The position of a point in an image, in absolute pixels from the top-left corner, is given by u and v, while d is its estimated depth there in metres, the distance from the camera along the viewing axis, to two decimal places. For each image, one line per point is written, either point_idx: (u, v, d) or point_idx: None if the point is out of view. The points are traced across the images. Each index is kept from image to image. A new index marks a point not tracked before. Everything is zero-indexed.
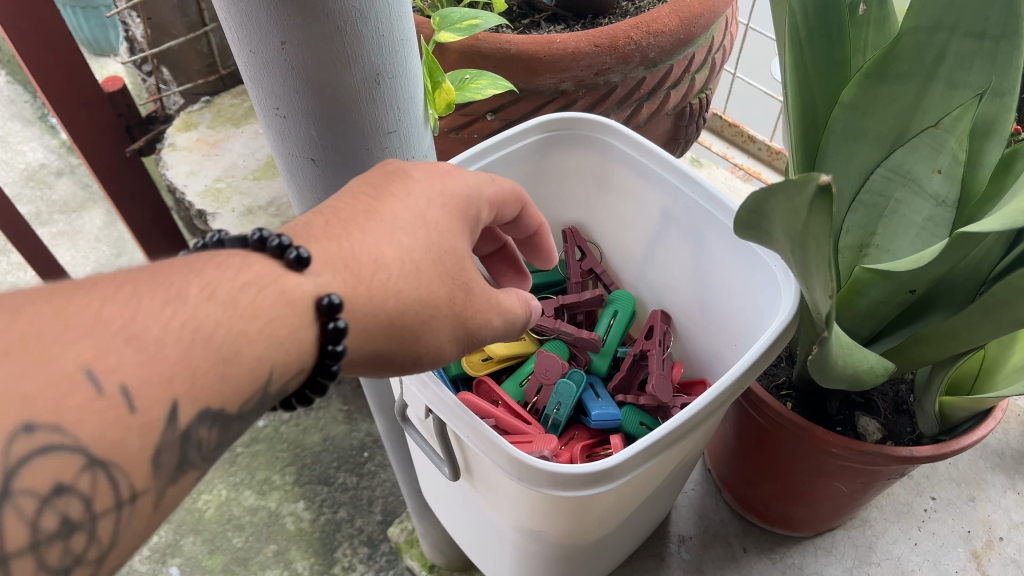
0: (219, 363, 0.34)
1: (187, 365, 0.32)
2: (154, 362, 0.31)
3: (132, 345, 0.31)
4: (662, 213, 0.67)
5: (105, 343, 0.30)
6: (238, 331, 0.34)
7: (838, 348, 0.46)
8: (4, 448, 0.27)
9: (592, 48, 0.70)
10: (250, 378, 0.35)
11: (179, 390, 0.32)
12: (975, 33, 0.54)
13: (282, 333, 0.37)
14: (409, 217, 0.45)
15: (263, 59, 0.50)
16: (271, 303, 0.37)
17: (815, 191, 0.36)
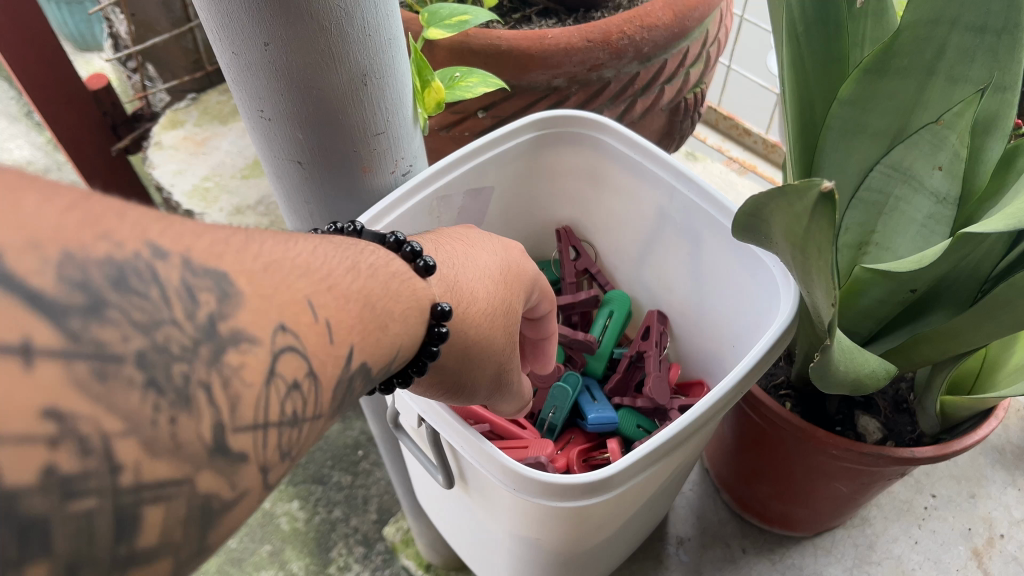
0: (369, 324, 0.35)
1: (357, 317, 0.34)
2: (338, 307, 0.33)
3: (325, 295, 0.33)
4: (658, 212, 0.66)
5: (313, 287, 0.32)
6: (379, 301, 0.37)
7: (840, 354, 0.45)
8: (267, 338, 0.29)
9: (584, 43, 0.68)
10: (386, 347, 0.37)
11: (355, 335, 0.34)
12: (976, 27, 0.53)
13: (416, 319, 0.40)
14: (495, 271, 0.49)
15: (246, 60, 0.49)
16: (407, 294, 0.39)
17: (817, 197, 0.34)
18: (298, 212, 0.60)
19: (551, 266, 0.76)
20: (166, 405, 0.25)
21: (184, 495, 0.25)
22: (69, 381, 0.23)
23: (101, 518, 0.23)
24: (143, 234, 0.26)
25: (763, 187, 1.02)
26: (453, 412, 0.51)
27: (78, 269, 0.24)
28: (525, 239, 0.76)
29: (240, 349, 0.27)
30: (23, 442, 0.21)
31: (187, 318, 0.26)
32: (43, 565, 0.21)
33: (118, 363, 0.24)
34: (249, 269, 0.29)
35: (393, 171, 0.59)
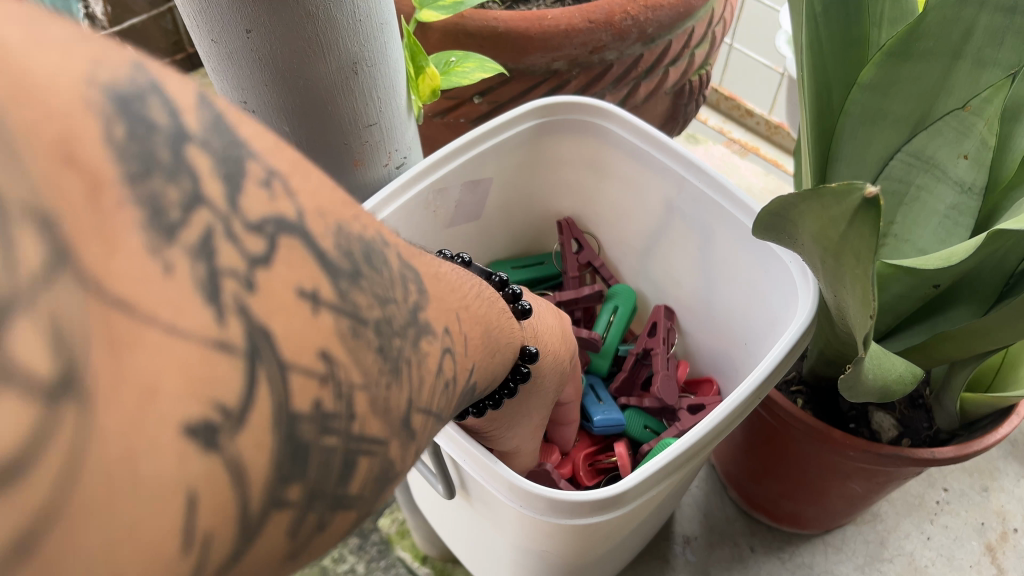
0: (483, 341, 0.35)
1: (475, 330, 0.33)
2: (468, 311, 0.33)
3: (459, 308, 0.32)
4: (666, 203, 0.63)
5: (452, 294, 0.32)
6: (494, 328, 0.37)
7: (868, 361, 0.42)
8: (441, 331, 0.29)
9: (586, 24, 0.65)
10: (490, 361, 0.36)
11: (474, 341, 0.33)
12: (1005, 8, 0.50)
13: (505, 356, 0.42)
14: (554, 330, 0.52)
15: (226, 48, 0.45)
16: (510, 328, 0.42)
17: (860, 203, 0.31)
18: None
19: (551, 259, 0.73)
20: (387, 371, 0.25)
21: (382, 455, 0.24)
22: (338, 332, 0.23)
23: (338, 457, 0.22)
24: (377, 225, 0.27)
25: (766, 169, 0.99)
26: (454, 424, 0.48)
27: (347, 240, 0.24)
28: (525, 230, 0.72)
29: (427, 342, 0.27)
30: (305, 375, 0.22)
31: (405, 299, 0.26)
32: (298, 487, 0.21)
33: (365, 325, 0.24)
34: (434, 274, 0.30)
35: (386, 163, 0.56)
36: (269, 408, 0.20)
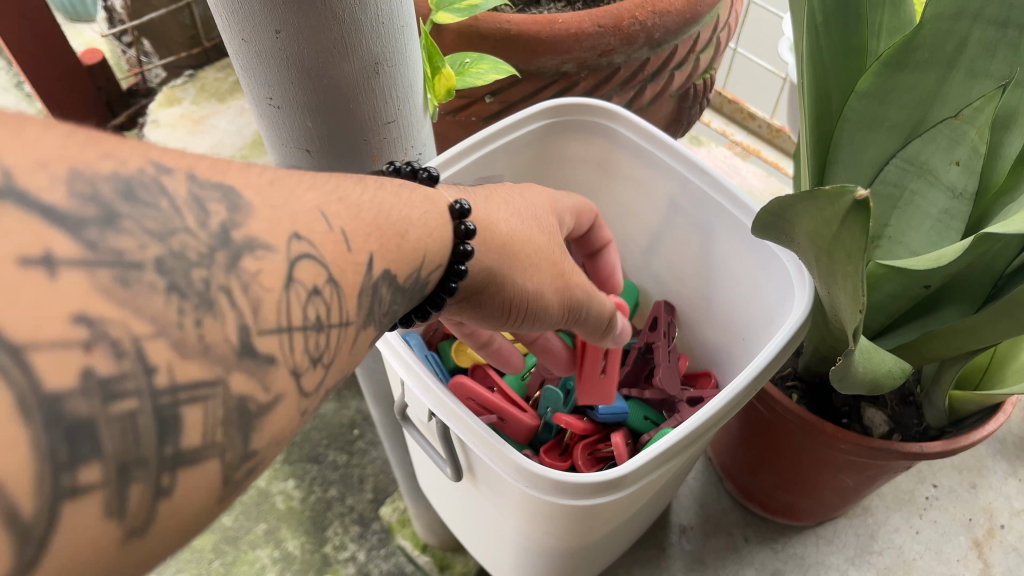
0: (383, 230, 0.34)
1: (370, 224, 0.33)
2: (350, 217, 0.32)
3: (343, 215, 0.32)
4: (669, 202, 0.66)
5: (323, 199, 0.31)
6: (387, 203, 0.36)
7: (858, 354, 0.44)
8: (283, 246, 0.27)
9: (595, 28, 0.67)
10: (403, 250, 0.35)
11: (364, 236, 0.32)
12: (998, 22, 0.52)
13: (439, 239, 0.39)
14: (507, 194, 0.49)
15: (256, 47, 0.48)
16: (419, 203, 0.39)
17: (852, 204, 0.33)
18: None
19: None
20: (190, 308, 0.23)
21: (219, 396, 0.24)
22: (97, 289, 0.21)
23: (143, 418, 0.21)
24: (145, 153, 0.25)
25: (767, 172, 1.01)
26: (463, 407, 0.50)
27: (88, 184, 0.22)
28: None
29: (256, 256, 0.26)
30: (60, 349, 0.20)
31: (201, 226, 0.25)
32: (95, 467, 0.20)
33: (139, 269, 0.22)
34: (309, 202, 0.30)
35: (402, 159, 0.58)
36: (15, 400, 0.19)
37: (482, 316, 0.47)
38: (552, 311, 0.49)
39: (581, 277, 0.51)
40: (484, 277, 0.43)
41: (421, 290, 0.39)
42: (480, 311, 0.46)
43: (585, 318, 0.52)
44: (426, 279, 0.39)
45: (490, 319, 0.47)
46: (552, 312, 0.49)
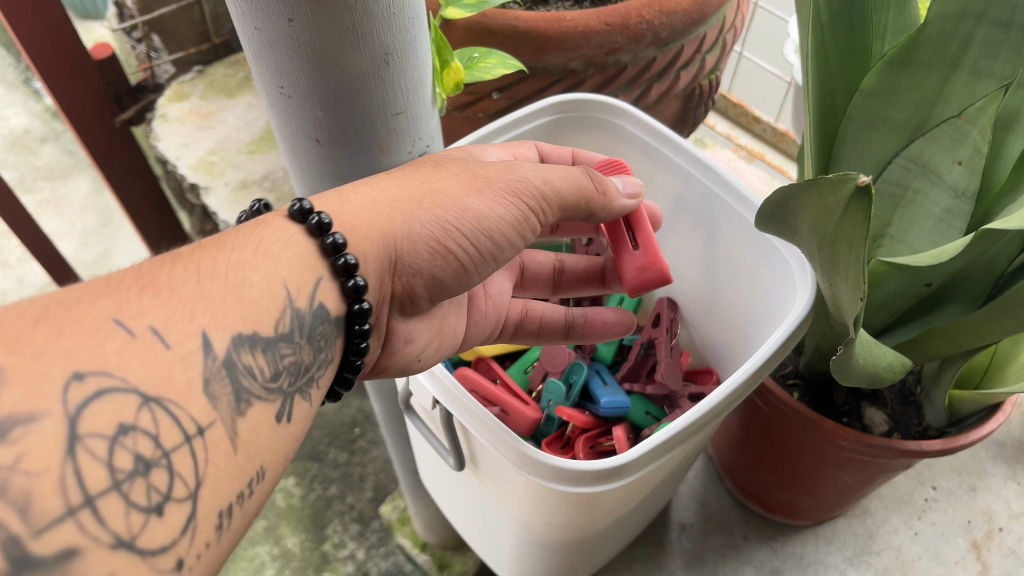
0: (212, 295, 0.36)
1: (186, 297, 0.35)
2: (163, 307, 0.33)
3: (153, 307, 0.33)
4: (673, 198, 0.66)
5: (113, 301, 0.32)
6: (215, 264, 0.37)
7: (859, 345, 0.45)
8: (57, 406, 0.28)
9: (603, 27, 0.68)
10: (250, 307, 0.37)
11: (188, 313, 0.34)
12: (1002, 23, 0.52)
13: (306, 269, 0.42)
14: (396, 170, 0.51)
15: (269, 35, 0.48)
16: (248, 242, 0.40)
17: (854, 190, 0.34)
18: (313, 188, 0.60)
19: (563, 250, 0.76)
20: None
21: None
22: None
23: None
24: None
25: (771, 175, 1.02)
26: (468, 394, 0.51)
27: None
28: None
29: (18, 436, 0.27)
30: None
31: None
32: None
33: None
34: (119, 306, 0.32)
35: (410, 150, 0.59)
36: None
37: (427, 277, 0.49)
38: (495, 215, 0.49)
39: (518, 171, 0.51)
40: (391, 246, 0.46)
41: (321, 315, 0.42)
42: (423, 274, 0.49)
43: (553, 200, 0.51)
44: (312, 309, 0.41)
45: (440, 272, 0.49)
46: (498, 211, 0.49)
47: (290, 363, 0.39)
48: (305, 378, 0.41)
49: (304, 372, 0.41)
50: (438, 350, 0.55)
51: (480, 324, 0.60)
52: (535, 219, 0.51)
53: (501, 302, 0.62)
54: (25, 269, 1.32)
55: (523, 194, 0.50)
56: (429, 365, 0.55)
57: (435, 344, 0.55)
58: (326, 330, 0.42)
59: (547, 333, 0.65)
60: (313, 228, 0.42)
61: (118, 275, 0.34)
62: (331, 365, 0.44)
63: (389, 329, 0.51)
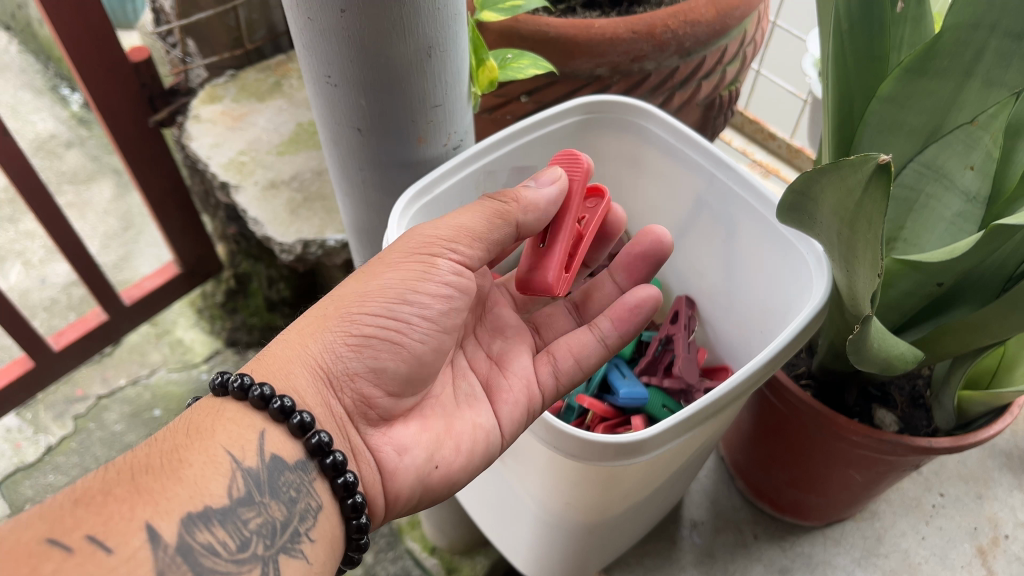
0: (151, 487, 0.42)
1: (123, 497, 0.41)
2: (103, 521, 0.40)
3: (90, 518, 0.40)
4: (695, 199, 0.69)
5: (51, 524, 0.39)
6: (150, 469, 0.43)
7: (874, 328, 0.47)
8: None
9: (630, 34, 0.70)
10: (193, 486, 0.43)
11: (128, 513, 0.40)
12: (1014, 34, 0.55)
13: (244, 429, 0.47)
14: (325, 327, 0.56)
15: (321, 26, 0.51)
16: (178, 437, 0.46)
17: (875, 169, 0.36)
18: (351, 177, 0.63)
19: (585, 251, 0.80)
20: None
21: None
22: None
23: None
24: None
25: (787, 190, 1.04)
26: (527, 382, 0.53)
27: None
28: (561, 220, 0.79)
29: None
30: None
31: None
32: None
33: None
34: (69, 527, 0.39)
35: (445, 143, 0.62)
36: None
37: (368, 373, 0.53)
38: (393, 276, 0.53)
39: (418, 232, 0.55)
40: (313, 365, 0.51)
41: (277, 467, 0.47)
42: (360, 373, 0.52)
43: (454, 238, 0.55)
44: (264, 464, 0.47)
45: (377, 361, 0.53)
46: (396, 271, 0.54)
47: (258, 525, 0.44)
48: (286, 535, 0.45)
49: (281, 531, 0.45)
50: (455, 454, 0.55)
51: (508, 404, 0.59)
52: (446, 264, 0.54)
53: (520, 367, 0.62)
54: (48, 269, 1.33)
55: (416, 246, 0.54)
56: (447, 472, 0.55)
57: (445, 446, 0.55)
58: (289, 478, 0.47)
59: (588, 357, 0.63)
60: (235, 392, 0.48)
61: (62, 496, 0.40)
62: (324, 512, 0.48)
63: (371, 447, 0.53)
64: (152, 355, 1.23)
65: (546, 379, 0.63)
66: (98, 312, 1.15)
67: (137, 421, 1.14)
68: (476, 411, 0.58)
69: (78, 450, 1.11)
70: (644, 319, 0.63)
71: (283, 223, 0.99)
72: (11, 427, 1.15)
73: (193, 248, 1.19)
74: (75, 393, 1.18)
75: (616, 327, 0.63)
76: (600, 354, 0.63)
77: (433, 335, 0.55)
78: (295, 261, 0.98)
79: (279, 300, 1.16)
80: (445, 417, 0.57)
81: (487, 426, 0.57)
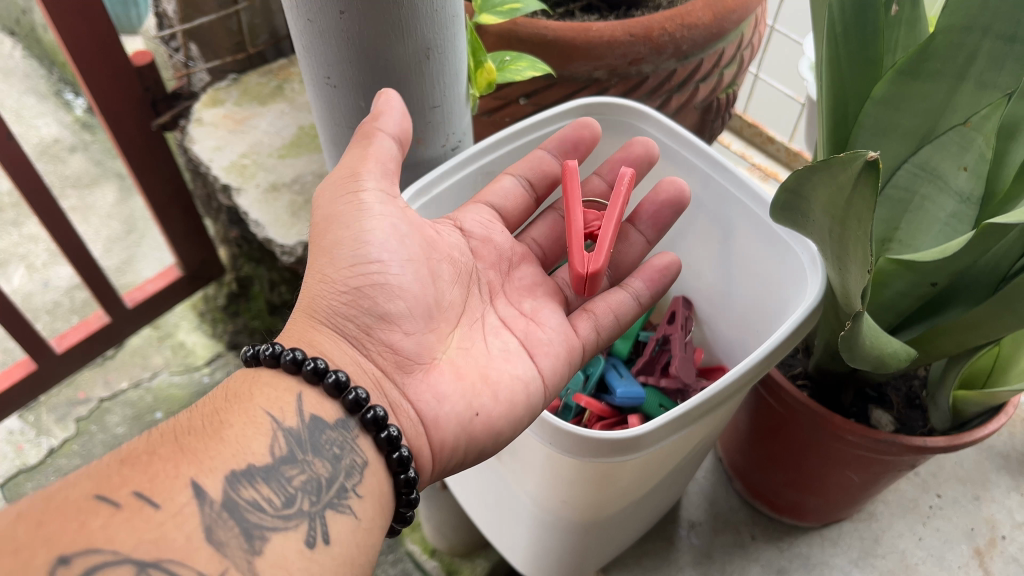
0: (194, 447, 0.43)
1: (167, 457, 0.42)
2: (149, 478, 0.40)
3: (136, 476, 0.40)
4: (692, 200, 0.70)
5: (97, 483, 0.39)
6: (195, 430, 0.44)
7: (866, 325, 0.47)
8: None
9: (627, 38, 0.71)
10: (235, 444, 0.44)
11: (173, 471, 0.41)
12: (1006, 37, 0.55)
13: (281, 392, 0.48)
14: None
15: (320, 28, 0.52)
16: (223, 400, 0.47)
17: (863, 166, 0.37)
18: None
19: None
20: None
21: None
22: None
23: None
24: None
25: None
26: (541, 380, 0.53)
27: None
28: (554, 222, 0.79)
29: None
30: None
31: None
32: None
33: None
34: (117, 483, 0.39)
35: (444, 144, 0.63)
36: None
37: (380, 322, 0.53)
38: (339, 228, 0.53)
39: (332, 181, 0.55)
40: (327, 328, 0.52)
41: (318, 426, 0.47)
42: (373, 324, 0.53)
43: (367, 165, 0.54)
44: (305, 424, 0.47)
45: (377, 308, 0.53)
46: (340, 219, 0.53)
47: (302, 483, 0.44)
48: (332, 491, 0.45)
49: (327, 487, 0.45)
50: (494, 402, 0.53)
51: (547, 357, 0.59)
52: (373, 189, 0.54)
53: (557, 323, 0.62)
54: (50, 272, 1.34)
55: (339, 190, 0.54)
56: (490, 420, 0.52)
57: (483, 395, 0.53)
58: (331, 436, 0.47)
59: (626, 313, 0.64)
60: (268, 359, 0.49)
61: (108, 458, 0.41)
62: (371, 468, 0.48)
63: (411, 399, 0.52)
64: (154, 358, 1.23)
65: (586, 333, 0.62)
66: (101, 315, 1.16)
67: (138, 423, 1.15)
68: (513, 364, 0.57)
69: (80, 452, 1.12)
70: (668, 281, 0.67)
71: (284, 225, 1.00)
72: (14, 429, 1.15)
73: (195, 251, 1.20)
74: (77, 395, 1.19)
75: (648, 287, 0.65)
76: (635, 312, 0.65)
77: (409, 263, 0.55)
78: (296, 262, 0.99)
79: (280, 302, 1.17)
80: (478, 367, 0.56)
81: (524, 379, 0.55)
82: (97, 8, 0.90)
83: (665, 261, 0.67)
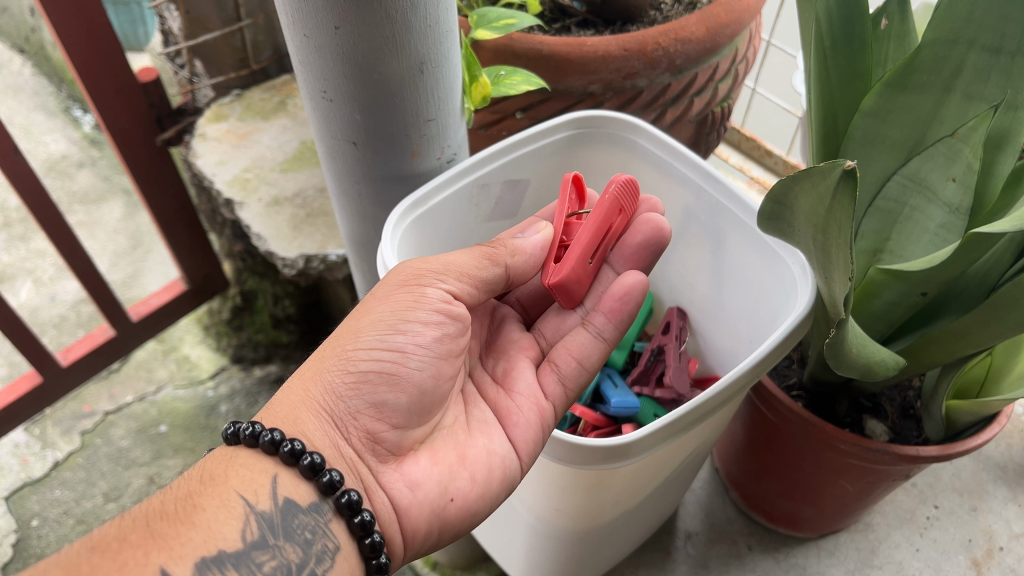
0: (165, 533, 0.42)
1: (138, 543, 0.41)
2: (117, 565, 0.39)
3: (105, 564, 0.39)
4: (684, 211, 0.71)
5: (66, 571, 0.39)
6: (165, 514, 0.43)
7: (852, 332, 0.48)
8: None
9: (621, 52, 0.72)
10: (206, 530, 0.43)
11: (143, 558, 0.40)
12: (991, 48, 0.56)
13: (257, 473, 0.47)
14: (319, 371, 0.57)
15: (317, 42, 0.53)
16: (194, 486, 0.46)
17: (841, 174, 0.38)
18: (348, 190, 0.65)
19: None
20: None
21: None
22: None
23: None
24: None
25: None
26: None
27: None
28: None
29: None
30: None
31: None
32: None
33: None
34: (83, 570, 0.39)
35: (439, 156, 0.64)
36: None
37: (370, 409, 0.52)
38: (385, 310, 0.54)
39: (405, 266, 0.56)
40: (315, 407, 0.51)
41: (291, 510, 0.47)
42: (362, 411, 0.52)
43: (444, 271, 0.55)
44: (278, 508, 0.47)
45: (377, 397, 0.52)
46: (389, 303, 0.54)
47: (272, 568, 0.44)
48: None
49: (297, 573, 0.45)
50: (470, 485, 0.54)
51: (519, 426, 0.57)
52: (436, 292, 0.54)
53: (526, 383, 0.60)
54: (58, 286, 1.35)
55: (406, 277, 0.54)
56: (464, 503, 0.53)
57: (460, 477, 0.54)
58: (305, 521, 0.47)
59: (588, 357, 0.61)
60: (246, 439, 0.48)
61: (77, 543, 0.40)
62: (343, 552, 0.48)
63: (383, 485, 0.52)
64: (158, 371, 1.24)
65: (553, 389, 0.61)
66: (106, 329, 1.17)
67: (143, 436, 1.16)
68: (489, 436, 0.57)
69: (85, 465, 1.13)
70: (635, 305, 0.61)
71: (285, 238, 1.00)
72: (19, 441, 1.16)
73: (199, 265, 1.21)
74: (82, 408, 1.19)
75: (609, 321, 0.61)
76: (599, 351, 0.61)
77: (432, 364, 0.54)
78: (297, 275, 1.00)
79: (283, 316, 1.18)
80: (455, 447, 0.56)
81: (500, 451, 0.55)
82: (103, 26, 0.92)
83: (625, 284, 0.61)
